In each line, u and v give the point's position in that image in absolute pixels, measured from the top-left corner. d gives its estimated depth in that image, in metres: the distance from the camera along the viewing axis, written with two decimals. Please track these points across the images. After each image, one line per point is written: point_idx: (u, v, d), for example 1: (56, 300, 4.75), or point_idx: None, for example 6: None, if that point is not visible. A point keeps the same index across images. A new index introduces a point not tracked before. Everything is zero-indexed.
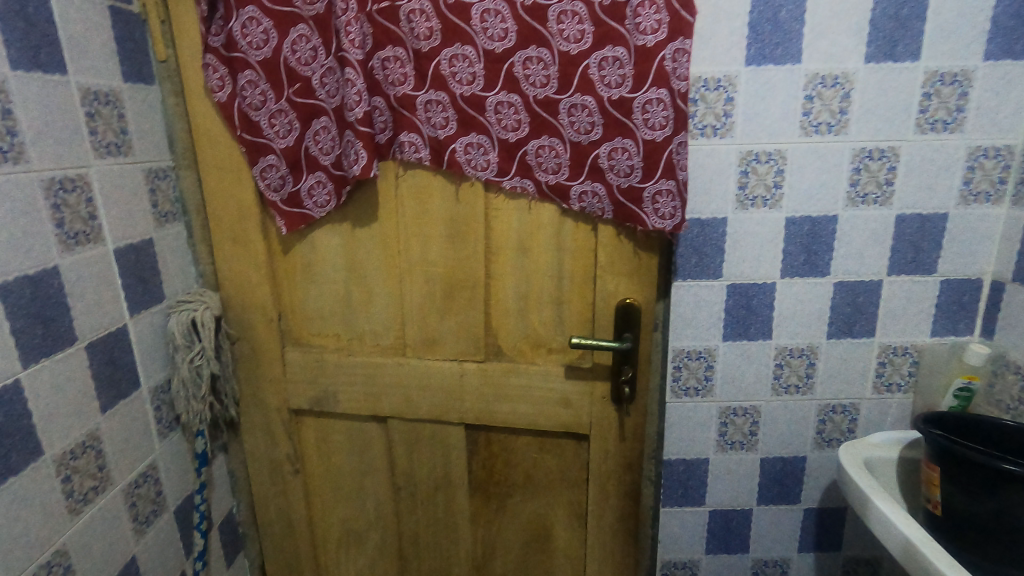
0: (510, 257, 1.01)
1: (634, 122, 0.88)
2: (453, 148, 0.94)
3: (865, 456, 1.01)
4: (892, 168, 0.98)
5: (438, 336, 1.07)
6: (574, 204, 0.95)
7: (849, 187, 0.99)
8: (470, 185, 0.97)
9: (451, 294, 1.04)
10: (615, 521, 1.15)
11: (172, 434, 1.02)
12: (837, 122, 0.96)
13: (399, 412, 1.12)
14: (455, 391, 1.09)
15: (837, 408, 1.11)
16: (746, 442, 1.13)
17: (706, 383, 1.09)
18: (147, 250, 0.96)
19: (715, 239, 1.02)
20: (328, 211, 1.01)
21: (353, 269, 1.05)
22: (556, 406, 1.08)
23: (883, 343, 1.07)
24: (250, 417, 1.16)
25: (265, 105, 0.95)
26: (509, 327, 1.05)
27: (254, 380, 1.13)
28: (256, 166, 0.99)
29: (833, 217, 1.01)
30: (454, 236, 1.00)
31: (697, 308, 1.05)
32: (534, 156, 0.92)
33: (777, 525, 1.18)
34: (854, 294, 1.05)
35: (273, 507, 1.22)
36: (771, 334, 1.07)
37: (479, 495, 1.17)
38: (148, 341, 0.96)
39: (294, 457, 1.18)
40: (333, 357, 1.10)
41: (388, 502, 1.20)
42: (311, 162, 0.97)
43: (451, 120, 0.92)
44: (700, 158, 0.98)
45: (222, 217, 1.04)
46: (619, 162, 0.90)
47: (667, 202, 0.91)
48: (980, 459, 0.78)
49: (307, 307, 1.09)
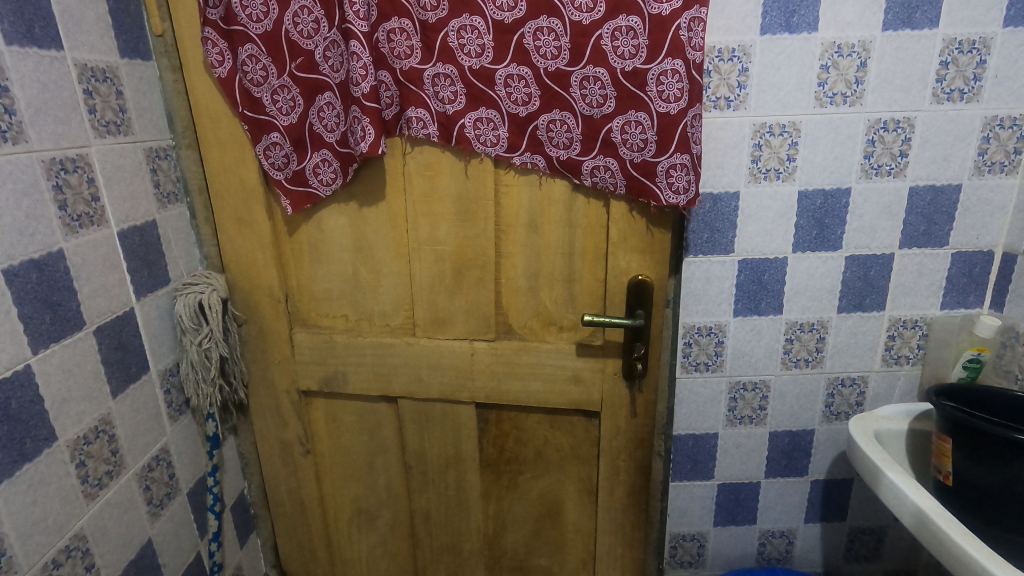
0: (520, 234, 1.00)
1: (648, 94, 0.86)
2: (462, 123, 0.91)
3: (876, 429, 1.01)
4: (907, 140, 0.97)
5: (448, 315, 1.06)
6: (586, 179, 0.93)
7: (864, 158, 0.98)
8: (479, 161, 0.95)
9: (461, 273, 1.03)
10: (625, 496, 1.16)
11: (183, 417, 1.02)
12: (853, 92, 0.95)
13: (410, 392, 1.12)
14: (466, 370, 1.08)
15: (846, 381, 1.12)
16: (756, 417, 1.14)
17: (717, 359, 1.09)
18: (151, 231, 0.94)
19: (727, 214, 1.01)
20: (334, 190, 0.99)
21: (361, 248, 1.04)
22: (568, 384, 1.07)
23: (893, 316, 1.07)
24: (259, 398, 1.16)
25: (267, 81, 0.92)
26: (520, 305, 1.05)
27: (262, 362, 1.13)
28: (259, 145, 0.97)
29: (846, 190, 1.00)
30: (464, 214, 0.99)
31: (708, 283, 1.05)
32: (545, 131, 0.91)
33: (784, 496, 1.20)
34: (865, 268, 1.04)
35: (284, 488, 1.22)
36: (782, 308, 1.07)
37: (490, 473, 1.18)
38: (155, 325, 0.95)
39: (304, 437, 1.18)
40: (343, 337, 1.09)
41: (400, 480, 1.21)
42: (315, 140, 0.95)
43: (460, 94, 0.90)
44: (713, 132, 0.97)
45: (226, 198, 1.02)
46: (632, 136, 0.88)
47: (682, 175, 0.89)
48: (994, 430, 0.79)
49: (314, 288, 1.08)
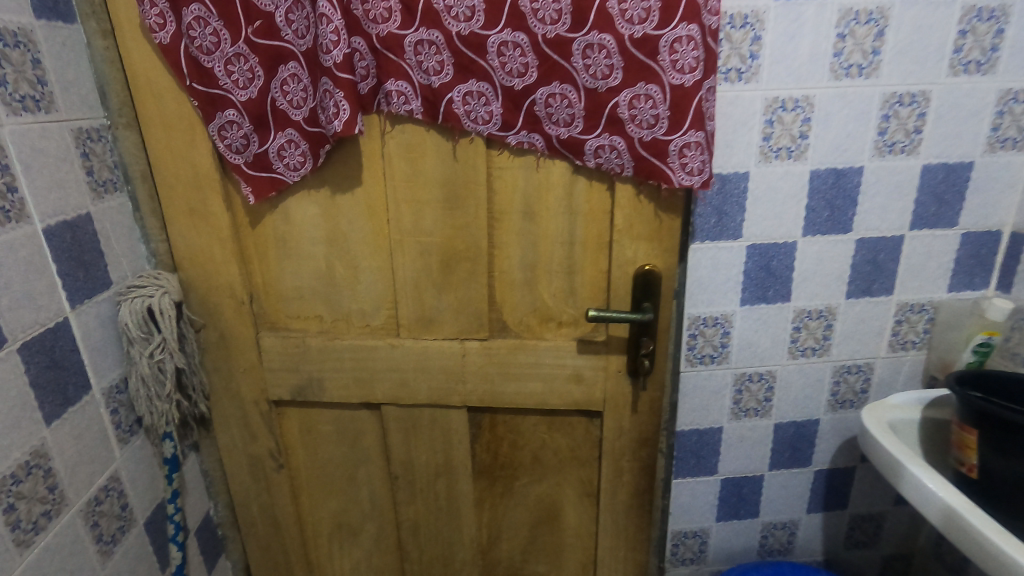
0: (514, 223, 0.90)
1: (660, 64, 0.77)
2: (449, 98, 0.81)
3: (890, 418, 0.96)
4: (921, 114, 0.91)
5: (435, 313, 0.95)
6: (589, 161, 0.84)
7: (878, 135, 0.92)
8: (469, 141, 0.85)
9: (449, 267, 0.92)
10: (628, 498, 1.08)
11: (134, 439, 0.89)
12: (869, 63, 0.88)
13: (395, 398, 1.01)
14: (456, 372, 0.99)
15: (852, 369, 1.08)
16: (761, 409, 1.09)
17: (722, 350, 1.04)
18: (86, 227, 0.80)
19: (736, 196, 0.94)
20: (302, 175, 0.87)
21: (335, 241, 0.93)
22: (568, 384, 0.98)
23: (900, 301, 1.03)
24: (223, 410, 1.03)
25: (219, 48, 0.79)
26: (514, 300, 0.95)
27: (225, 370, 1.00)
28: (212, 124, 0.84)
29: (858, 169, 0.94)
30: (452, 201, 0.88)
31: (715, 271, 0.98)
32: (543, 106, 0.81)
33: (788, 488, 1.16)
34: (875, 252, 1.00)
35: (256, 506, 1.11)
36: (790, 296, 1.01)
37: (484, 480, 1.09)
38: (96, 336, 0.82)
39: (276, 451, 1.07)
40: (317, 341, 0.98)
41: (385, 492, 1.11)
42: (279, 117, 0.83)
43: (447, 65, 0.79)
44: (723, 107, 0.89)
45: (175, 186, 0.89)
46: (642, 111, 0.79)
47: (696, 156, 0.80)
48: (1005, 415, 0.77)
49: (282, 287, 0.96)
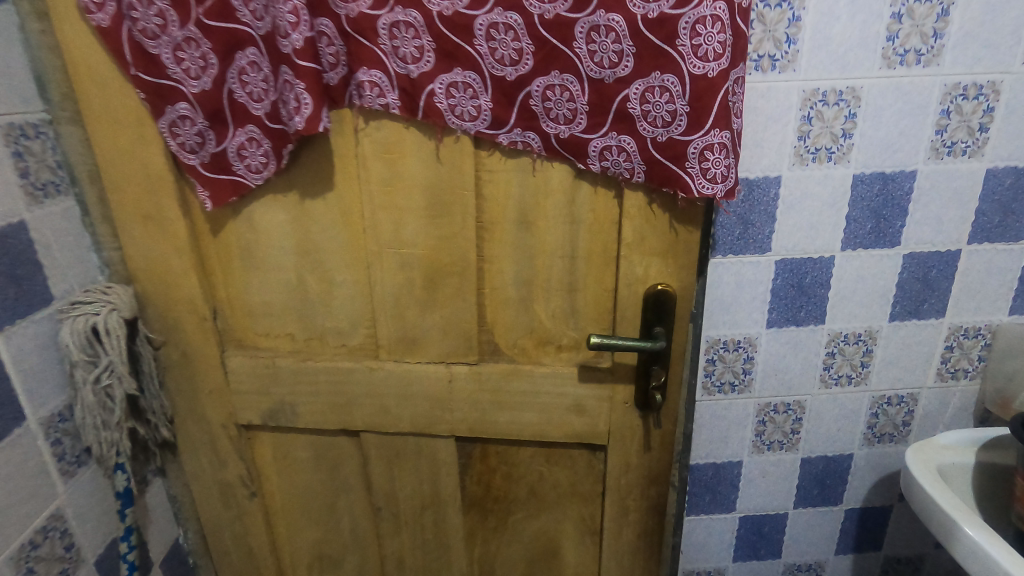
0: (508, 233, 0.79)
1: (679, 50, 0.64)
2: (430, 90, 0.69)
3: (940, 462, 0.84)
4: (989, 109, 0.78)
5: (419, 333, 0.85)
6: (594, 164, 0.72)
7: (935, 134, 0.79)
8: (454, 140, 0.73)
9: (433, 283, 0.81)
10: (635, 538, 0.97)
11: (82, 471, 0.80)
12: (928, 49, 0.74)
13: (375, 425, 0.91)
14: (442, 399, 0.88)
15: (893, 400, 0.95)
16: (787, 442, 0.97)
17: (744, 378, 0.92)
18: (18, 237, 0.71)
19: (765, 204, 0.81)
20: (266, 177, 0.77)
21: (306, 252, 0.82)
22: (568, 414, 0.87)
23: (953, 324, 0.90)
24: (189, 434, 0.94)
25: (166, 32, 0.69)
26: (508, 320, 0.84)
27: (189, 392, 0.90)
28: (163, 119, 0.74)
29: (910, 173, 0.81)
30: (436, 209, 0.77)
31: (738, 289, 0.86)
32: (540, 100, 0.69)
33: (815, 528, 1.04)
34: (926, 269, 0.86)
35: (228, 535, 1.02)
36: (825, 317, 0.89)
37: (475, 513, 0.99)
38: (33, 360, 0.73)
39: (248, 478, 0.97)
40: (288, 362, 0.88)
41: (368, 522, 1.02)
42: (237, 112, 0.72)
43: (427, 51, 0.68)
44: (753, 101, 0.76)
45: (126, 189, 0.79)
46: (656, 106, 0.67)
47: (719, 160, 0.68)
48: None
49: (249, 301, 0.86)
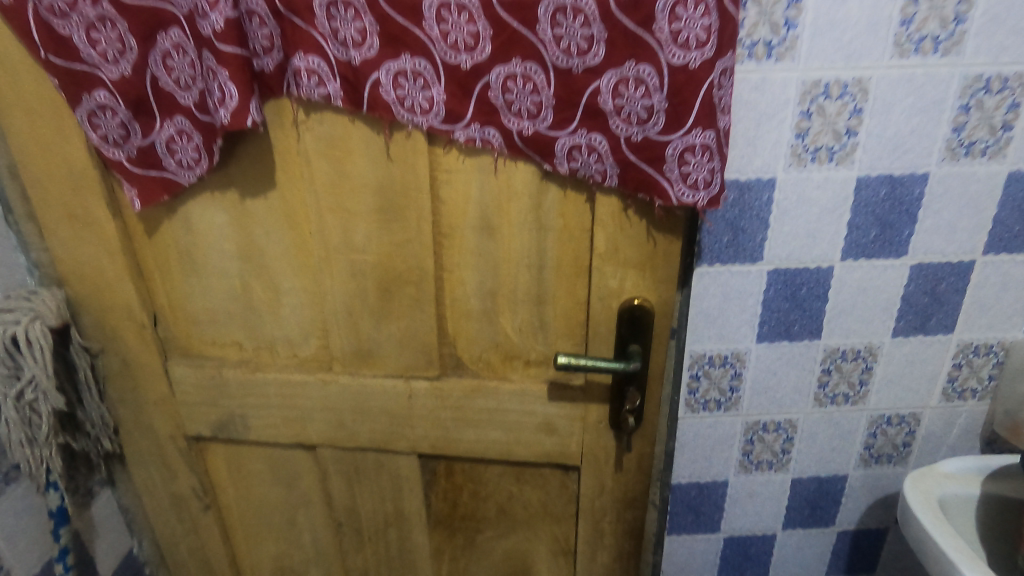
0: (468, 240, 0.71)
1: (657, 36, 0.55)
2: (375, 80, 0.61)
3: (941, 493, 0.77)
4: (1014, 105, 0.68)
5: (374, 345, 0.78)
6: (562, 165, 0.64)
7: (951, 132, 0.70)
8: (406, 136, 0.65)
9: (388, 292, 0.74)
10: (610, 560, 0.91)
11: (10, 489, 0.75)
12: (948, 35, 0.65)
13: (332, 440, 0.85)
14: (402, 414, 0.81)
15: (893, 420, 0.87)
16: (776, 462, 0.90)
17: (731, 395, 0.84)
18: None
19: (757, 209, 0.73)
20: (200, 175, 0.69)
21: (250, 256, 0.75)
22: (537, 433, 0.81)
23: (962, 341, 0.82)
24: (136, 445, 0.88)
25: (76, 9, 0.60)
26: (471, 333, 0.77)
27: (133, 402, 0.84)
28: (79, 109, 0.65)
29: (922, 176, 0.72)
30: (388, 212, 0.69)
31: (725, 301, 0.78)
32: (500, 92, 0.60)
33: (804, 549, 0.98)
34: (935, 281, 0.78)
35: (184, 547, 0.97)
36: (821, 332, 0.81)
37: (442, 531, 0.93)
38: None
39: (201, 491, 0.92)
40: (236, 373, 0.81)
41: (330, 537, 0.96)
42: (161, 102, 0.64)
43: (370, 35, 0.59)
44: (746, 93, 0.67)
45: (48, 185, 0.71)
46: (631, 101, 0.58)
47: (701, 163, 0.59)
48: None
49: (192, 308, 0.79)
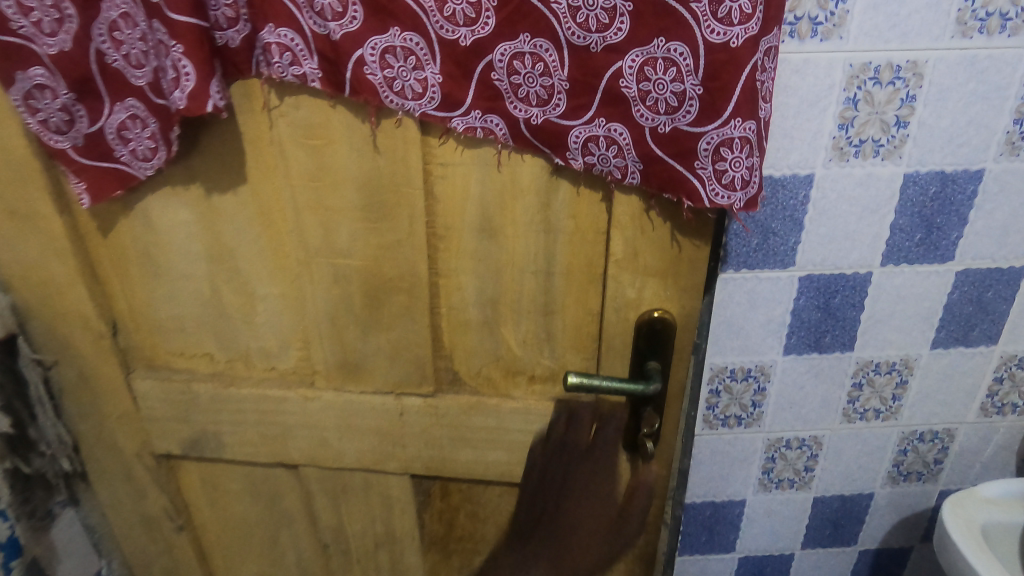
0: (467, 243, 0.63)
1: (693, 8, 0.47)
2: (359, 58, 0.52)
3: (984, 520, 0.71)
4: None
5: (361, 358, 0.70)
6: (576, 159, 0.55)
7: (1013, 124, 0.62)
8: (395, 124, 0.56)
9: (376, 300, 0.66)
10: None
11: None
12: (1018, 12, 0.57)
13: (315, 459, 0.77)
14: (393, 433, 0.74)
15: (925, 436, 0.81)
16: (798, 480, 0.83)
17: (753, 410, 0.77)
18: None
19: (791, 209, 0.65)
20: (157, 167, 0.60)
21: (219, 259, 0.66)
22: (541, 453, 0.73)
23: (1006, 353, 0.75)
24: (99, 463, 0.80)
25: None
26: (470, 345, 0.69)
27: (93, 417, 0.76)
28: (14, 88, 0.54)
29: (976, 173, 0.64)
30: (375, 211, 0.61)
31: (751, 310, 0.71)
32: (505, 74, 0.52)
33: (823, 569, 0.92)
34: (982, 289, 0.71)
35: (157, 569, 0.90)
36: (854, 344, 0.73)
37: (437, 554, 0.86)
38: None
39: (173, 511, 0.84)
40: (207, 387, 0.73)
41: (315, 558, 0.89)
42: (111, 81, 0.54)
43: (351, 4, 0.50)
44: (785, 77, 0.59)
45: None
46: (658, 86, 0.50)
47: (738, 160, 0.51)
48: None
49: (157, 315, 0.71)
